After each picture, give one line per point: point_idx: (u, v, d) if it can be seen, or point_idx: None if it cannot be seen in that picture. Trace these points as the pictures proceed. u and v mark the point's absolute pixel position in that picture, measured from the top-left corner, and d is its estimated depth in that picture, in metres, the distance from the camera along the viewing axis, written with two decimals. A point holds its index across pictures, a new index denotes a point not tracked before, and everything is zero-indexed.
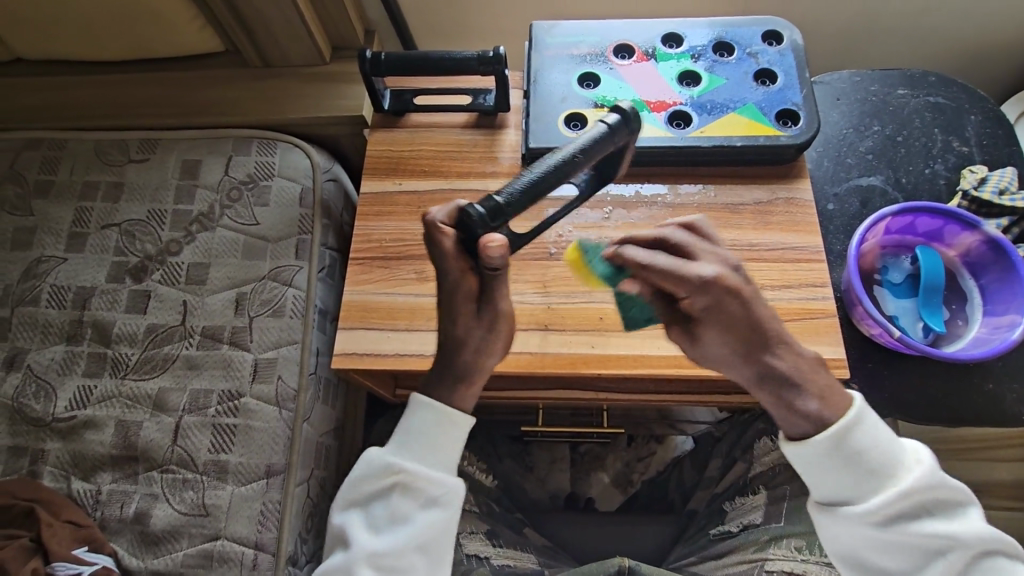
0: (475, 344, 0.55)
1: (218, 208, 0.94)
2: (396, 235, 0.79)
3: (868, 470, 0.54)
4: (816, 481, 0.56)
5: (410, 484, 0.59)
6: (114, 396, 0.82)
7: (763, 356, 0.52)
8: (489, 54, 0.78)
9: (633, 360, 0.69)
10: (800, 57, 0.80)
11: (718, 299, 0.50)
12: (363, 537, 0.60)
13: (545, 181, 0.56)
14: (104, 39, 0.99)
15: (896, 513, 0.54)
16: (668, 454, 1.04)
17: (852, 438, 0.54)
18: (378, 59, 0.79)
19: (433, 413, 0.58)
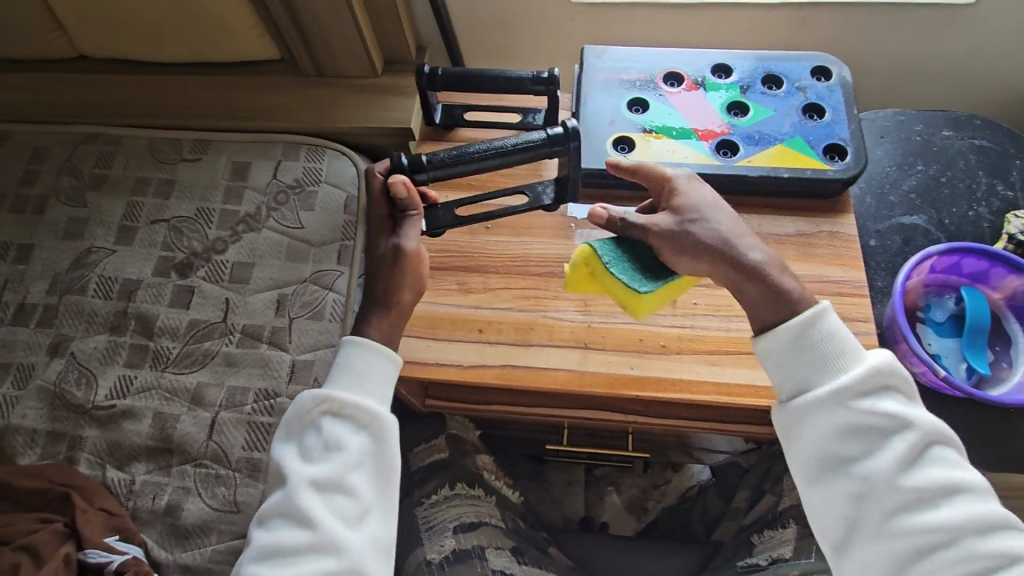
0: (385, 280, 0.68)
1: (265, 211, 0.96)
2: (440, 246, 0.80)
3: (834, 354, 0.60)
4: (789, 372, 0.61)
5: (343, 407, 0.63)
6: (153, 387, 0.83)
7: (718, 253, 0.62)
8: (543, 75, 0.80)
9: (671, 383, 0.69)
10: (848, 93, 0.81)
11: (691, 206, 0.64)
12: (298, 465, 0.62)
13: (474, 156, 0.74)
14: (166, 41, 1.03)
15: (854, 393, 0.58)
16: (684, 483, 1.04)
17: (818, 326, 0.60)
18: (436, 74, 0.81)
19: (366, 348, 0.65)
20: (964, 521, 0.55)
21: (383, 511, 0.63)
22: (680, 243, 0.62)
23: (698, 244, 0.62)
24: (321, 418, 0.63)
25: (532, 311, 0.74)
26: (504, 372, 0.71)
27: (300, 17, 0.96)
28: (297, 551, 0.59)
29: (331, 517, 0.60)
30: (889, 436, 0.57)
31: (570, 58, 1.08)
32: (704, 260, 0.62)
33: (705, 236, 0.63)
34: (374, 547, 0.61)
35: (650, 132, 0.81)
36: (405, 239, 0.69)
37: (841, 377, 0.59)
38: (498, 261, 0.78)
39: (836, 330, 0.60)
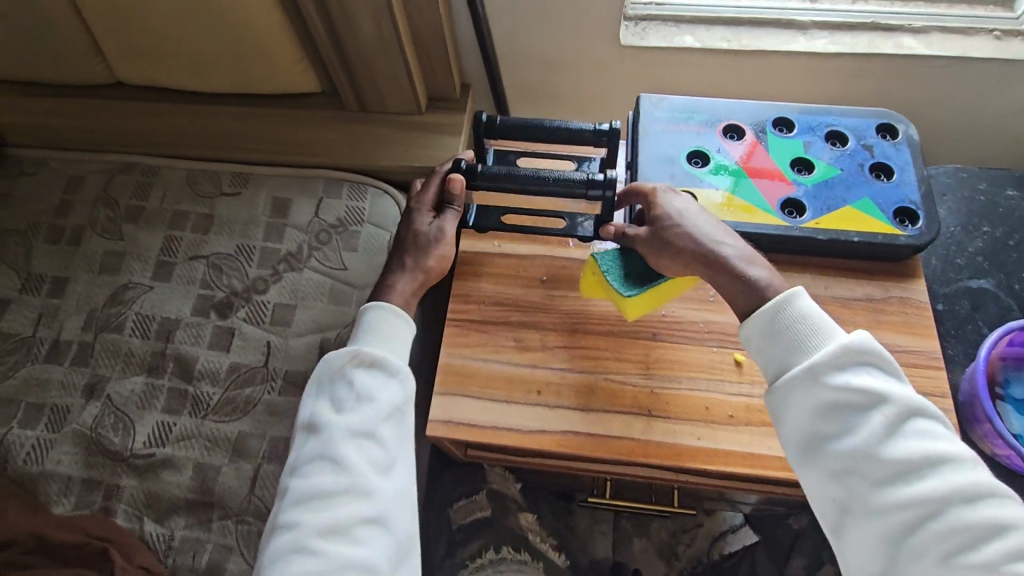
0: (415, 255, 0.73)
1: (307, 249, 0.94)
2: (496, 299, 0.78)
3: (806, 336, 0.60)
4: (767, 360, 0.62)
5: (376, 361, 0.67)
6: (193, 436, 0.81)
7: (691, 247, 0.66)
8: (604, 127, 0.78)
9: (738, 456, 0.67)
10: (915, 152, 0.79)
11: (670, 208, 0.69)
12: (331, 416, 0.65)
13: (519, 176, 0.77)
14: (209, 72, 1.01)
15: (825, 373, 0.58)
16: (716, 527, 0.98)
17: (788, 310, 0.61)
18: (494, 123, 0.78)
19: (390, 313, 0.70)
20: (948, 492, 0.53)
21: (405, 460, 0.66)
22: (656, 242, 0.68)
23: (675, 241, 0.67)
24: (352, 373, 0.67)
25: (592, 372, 0.72)
26: (562, 440, 0.69)
27: (349, 57, 0.94)
28: (332, 496, 0.62)
29: (360, 462, 0.63)
30: (868, 409, 0.57)
31: (616, 99, 1.07)
32: (679, 255, 0.67)
33: (676, 232, 0.67)
34: (398, 495, 0.64)
35: (712, 187, 0.79)
36: (442, 226, 0.74)
37: (810, 358, 0.59)
38: (556, 317, 0.76)
39: (809, 313, 0.61)
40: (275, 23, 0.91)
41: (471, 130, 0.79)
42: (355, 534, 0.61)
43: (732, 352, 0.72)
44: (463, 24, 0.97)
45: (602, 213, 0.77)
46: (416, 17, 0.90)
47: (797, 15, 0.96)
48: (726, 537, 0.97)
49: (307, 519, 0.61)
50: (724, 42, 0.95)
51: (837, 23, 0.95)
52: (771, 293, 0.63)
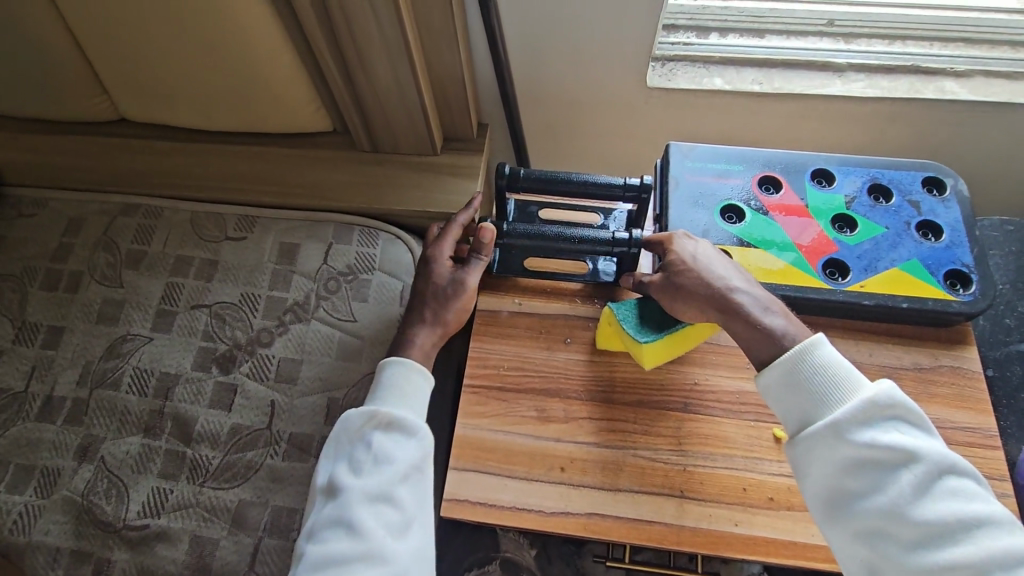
0: (434, 309, 0.70)
1: (314, 299, 0.89)
2: (515, 362, 0.73)
3: (825, 385, 0.56)
4: (787, 412, 0.58)
5: (396, 422, 0.63)
6: (190, 505, 0.76)
7: (709, 294, 0.62)
8: (634, 182, 0.74)
9: (780, 546, 0.61)
10: (965, 209, 0.74)
11: (687, 253, 0.65)
12: (350, 479, 0.60)
13: (545, 235, 0.73)
14: (219, 112, 0.98)
15: (846, 428, 0.53)
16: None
17: (807, 360, 0.57)
18: (517, 175, 0.74)
19: (406, 372, 0.66)
20: (987, 557, 0.47)
21: (423, 523, 0.61)
22: (673, 290, 0.64)
23: (691, 287, 0.63)
24: (372, 433, 0.63)
25: (619, 447, 0.67)
26: (588, 524, 0.63)
27: (363, 98, 0.90)
28: (347, 562, 0.56)
29: (377, 526, 0.58)
30: (895, 466, 0.52)
31: (640, 140, 1.02)
32: (695, 303, 0.63)
33: (695, 278, 0.63)
34: (416, 559, 0.59)
35: (748, 245, 0.74)
36: (463, 278, 0.71)
37: (831, 413, 0.55)
38: (580, 384, 0.71)
39: (828, 363, 0.56)
40: (286, 63, 0.86)
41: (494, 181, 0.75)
42: None
43: (770, 427, 0.67)
44: (482, 63, 0.93)
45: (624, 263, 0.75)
46: (434, 57, 0.86)
47: (833, 56, 0.92)
48: None
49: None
50: (755, 84, 0.91)
51: (874, 65, 0.91)
52: (789, 342, 0.59)
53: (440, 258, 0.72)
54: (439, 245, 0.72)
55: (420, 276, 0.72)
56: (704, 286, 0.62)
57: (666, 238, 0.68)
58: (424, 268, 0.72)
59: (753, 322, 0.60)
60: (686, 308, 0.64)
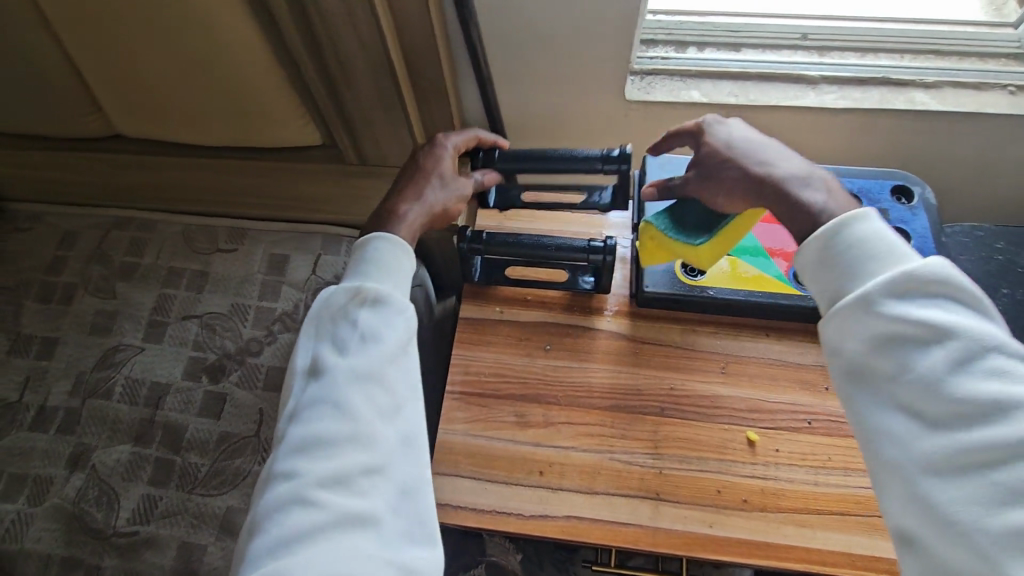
0: (435, 194, 0.68)
1: (303, 309, 0.91)
2: (495, 369, 0.74)
3: (864, 254, 0.49)
4: (823, 290, 0.51)
5: (379, 296, 0.59)
6: (179, 512, 0.77)
7: (743, 174, 0.58)
8: (613, 153, 0.72)
9: (753, 548, 0.62)
10: (932, 216, 0.77)
11: (723, 136, 0.61)
12: (332, 358, 0.56)
13: (520, 245, 0.74)
14: (211, 130, 0.99)
15: (882, 296, 0.46)
16: None
17: (840, 235, 0.50)
18: (491, 157, 0.76)
19: (390, 246, 0.62)
20: None
21: (414, 407, 0.57)
22: (705, 180, 0.61)
23: (722, 175, 0.60)
24: (352, 309, 0.58)
25: (597, 451, 0.68)
26: (566, 527, 0.65)
27: (349, 111, 0.93)
28: (333, 442, 0.51)
29: (365, 405, 0.53)
30: (925, 341, 0.44)
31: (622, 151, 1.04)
32: (727, 188, 0.60)
33: (727, 164, 0.59)
34: (405, 444, 0.55)
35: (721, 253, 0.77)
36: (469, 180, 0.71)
37: (863, 282, 0.48)
38: (559, 390, 0.72)
39: (864, 238, 0.49)
40: (272, 78, 0.89)
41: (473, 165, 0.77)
42: (356, 486, 0.51)
43: (744, 430, 0.69)
44: (465, 78, 0.96)
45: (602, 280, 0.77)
46: (417, 72, 0.89)
47: (806, 69, 0.94)
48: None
49: (303, 470, 0.51)
50: (731, 97, 0.93)
51: (847, 77, 0.93)
52: (828, 217, 0.53)
53: (453, 151, 0.71)
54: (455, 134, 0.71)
55: (430, 158, 0.70)
56: (740, 170, 0.58)
57: (699, 124, 0.64)
58: (435, 152, 0.70)
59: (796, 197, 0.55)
60: (720, 196, 0.61)
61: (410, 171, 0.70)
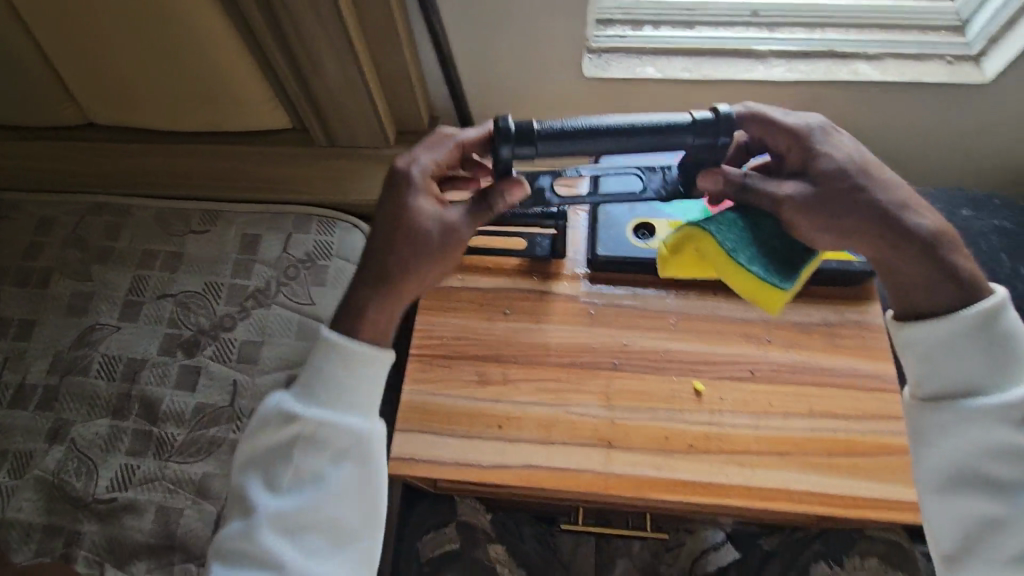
0: (408, 254, 0.60)
1: (275, 285, 0.94)
2: (457, 333, 0.78)
3: (1005, 357, 0.55)
4: (935, 366, 0.57)
5: (315, 438, 0.58)
6: (157, 478, 0.80)
7: (853, 202, 0.58)
8: (705, 118, 0.58)
9: (695, 487, 0.67)
10: None
11: (834, 159, 0.58)
12: (264, 494, 0.58)
13: None
14: (183, 113, 1.02)
15: (1014, 414, 0.54)
16: (697, 546, 0.95)
17: (993, 324, 0.56)
18: (530, 142, 0.57)
19: (337, 355, 0.59)
20: None
21: (365, 524, 0.59)
22: (815, 205, 0.58)
23: (840, 209, 0.58)
24: (290, 442, 0.59)
25: (553, 405, 0.72)
26: (523, 475, 0.68)
27: (316, 94, 0.95)
28: None
29: (297, 549, 0.57)
30: (1016, 442, 0.53)
31: None
32: (847, 224, 0.58)
33: (839, 195, 0.58)
34: (351, 566, 0.58)
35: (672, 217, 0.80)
36: (449, 220, 0.60)
37: (989, 377, 0.55)
38: (518, 350, 0.76)
39: (1010, 331, 0.55)
40: (240, 62, 0.91)
41: (496, 166, 0.59)
42: None
43: (691, 380, 0.73)
44: (428, 58, 0.98)
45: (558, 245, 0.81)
46: (381, 54, 0.91)
47: (756, 44, 0.98)
48: (709, 555, 0.94)
49: None
50: (684, 72, 0.97)
51: (795, 51, 0.97)
52: (947, 278, 0.57)
53: (425, 189, 0.61)
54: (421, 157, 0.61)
55: (393, 207, 0.60)
56: (869, 206, 0.57)
57: (807, 133, 0.60)
58: (402, 198, 0.60)
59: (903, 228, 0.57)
60: (813, 228, 0.59)
61: (379, 220, 0.61)
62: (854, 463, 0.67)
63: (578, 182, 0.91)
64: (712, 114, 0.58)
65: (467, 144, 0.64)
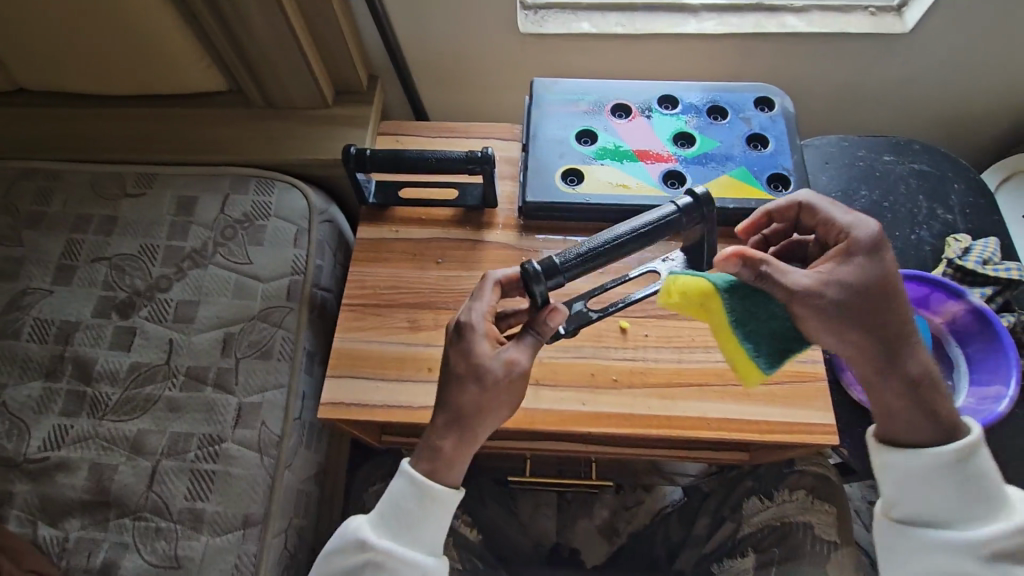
0: (473, 396, 0.57)
1: (211, 246, 0.92)
2: (390, 282, 0.79)
3: (980, 495, 0.56)
4: (913, 501, 0.58)
5: (380, 564, 0.56)
6: (91, 437, 0.81)
7: (884, 306, 0.55)
8: (684, 202, 0.66)
9: (618, 419, 0.69)
10: (790, 123, 0.84)
11: (868, 271, 0.55)
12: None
13: (405, 160, 0.79)
14: (110, 75, 0.98)
15: (986, 546, 0.55)
16: (656, 504, 1.00)
17: (966, 457, 0.56)
18: (556, 267, 0.61)
19: (414, 488, 0.57)
20: None
21: None
22: (853, 311, 0.54)
23: (875, 323, 0.55)
24: (360, 567, 0.57)
25: None
26: None
27: (249, 56, 0.92)
28: None
29: None
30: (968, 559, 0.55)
31: (522, 87, 1.09)
32: (868, 345, 0.56)
33: (874, 292, 0.55)
34: None
35: (599, 164, 0.82)
36: (514, 357, 0.57)
37: (962, 510, 0.56)
38: (450, 296, 0.77)
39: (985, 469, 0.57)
40: (168, 23, 0.88)
41: (533, 297, 0.60)
42: None
43: (617, 320, 0.74)
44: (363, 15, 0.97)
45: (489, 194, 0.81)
46: (312, 9, 0.89)
47: None
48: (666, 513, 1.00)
49: None
50: (618, 27, 0.98)
51: (724, 4, 0.99)
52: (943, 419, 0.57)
53: (483, 325, 0.59)
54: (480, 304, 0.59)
55: (459, 369, 0.58)
56: (897, 331, 0.56)
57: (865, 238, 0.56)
58: (465, 343, 0.58)
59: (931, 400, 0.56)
60: (839, 333, 0.55)
61: (444, 382, 0.59)
62: (770, 391, 0.70)
63: (513, 135, 0.91)
64: (691, 199, 0.66)
65: (505, 280, 0.63)
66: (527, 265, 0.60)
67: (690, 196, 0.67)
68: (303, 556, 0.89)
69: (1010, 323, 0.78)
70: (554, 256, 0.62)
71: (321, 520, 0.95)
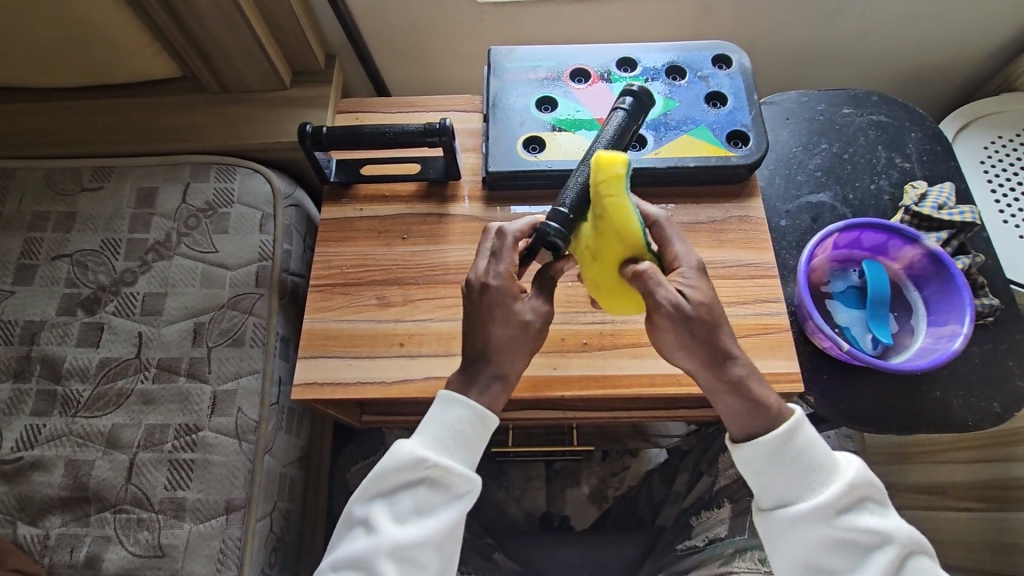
0: (514, 347, 0.57)
1: (175, 236, 0.90)
2: (356, 260, 0.78)
3: (819, 470, 0.55)
4: (762, 482, 0.56)
5: (437, 478, 0.56)
6: (64, 434, 0.81)
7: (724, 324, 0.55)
8: (628, 105, 0.65)
9: (590, 380, 0.70)
10: (748, 79, 0.85)
11: (695, 290, 0.55)
12: (389, 525, 0.56)
13: (360, 137, 0.78)
14: (54, 67, 0.93)
15: (833, 507, 0.54)
16: (642, 467, 1.06)
17: (793, 439, 0.55)
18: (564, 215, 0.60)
19: (461, 407, 0.57)
20: None
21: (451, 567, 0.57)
22: (688, 325, 0.53)
23: (692, 339, 0.54)
24: (421, 479, 0.57)
25: (452, 320, 0.74)
26: (424, 386, 0.71)
27: (201, 41, 0.89)
28: None
29: None
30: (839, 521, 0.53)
31: (481, 57, 1.07)
32: (697, 357, 0.55)
33: (713, 307, 0.55)
34: None
35: (560, 130, 0.82)
36: (536, 304, 0.58)
37: (821, 487, 0.54)
38: (417, 271, 0.77)
39: (811, 443, 0.55)
40: (114, 9, 0.84)
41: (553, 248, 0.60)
42: None
43: (585, 285, 0.75)
44: None
45: (451, 166, 0.81)
46: None
47: None
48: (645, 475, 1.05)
49: None
50: None
51: None
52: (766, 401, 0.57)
53: (510, 283, 0.58)
54: (496, 265, 0.58)
55: (490, 325, 0.57)
56: (712, 340, 0.54)
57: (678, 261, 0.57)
58: (490, 302, 0.57)
59: (765, 389, 0.56)
60: (679, 342, 0.55)
61: (478, 337, 0.57)
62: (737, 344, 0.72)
63: (474, 106, 0.90)
64: (629, 100, 0.65)
65: (520, 233, 0.61)
66: (546, 227, 0.59)
67: (628, 95, 0.65)
68: (290, 537, 0.90)
69: (965, 265, 0.80)
70: (560, 207, 0.61)
71: (306, 502, 0.97)
